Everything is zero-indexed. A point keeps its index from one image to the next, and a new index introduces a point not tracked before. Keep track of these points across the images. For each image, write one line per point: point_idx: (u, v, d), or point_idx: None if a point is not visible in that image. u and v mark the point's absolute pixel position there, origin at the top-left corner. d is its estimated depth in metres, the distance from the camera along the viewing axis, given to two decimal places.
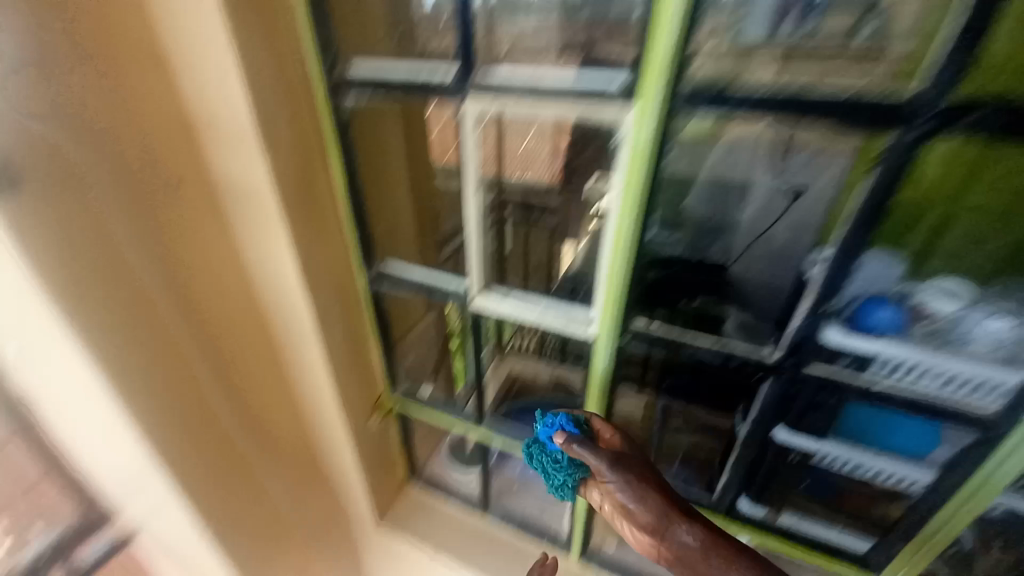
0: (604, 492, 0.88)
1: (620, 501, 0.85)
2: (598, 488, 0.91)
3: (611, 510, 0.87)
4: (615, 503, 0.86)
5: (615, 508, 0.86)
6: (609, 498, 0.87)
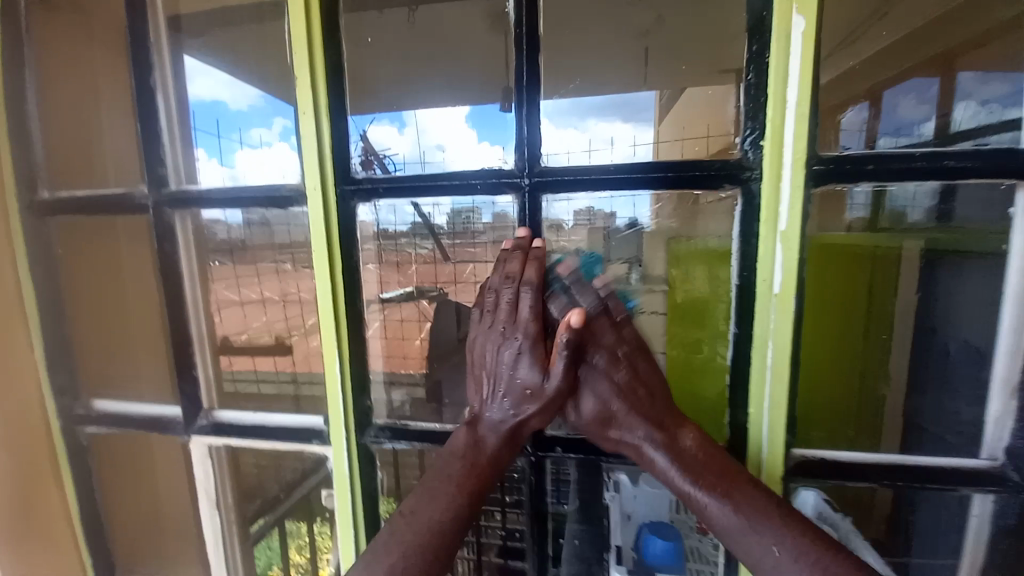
0: (510, 276, 0.56)
1: (509, 348, 0.56)
2: (540, 261, 0.55)
3: (483, 305, 0.58)
4: (531, 307, 0.54)
5: (523, 356, 0.55)
6: (521, 361, 0.55)
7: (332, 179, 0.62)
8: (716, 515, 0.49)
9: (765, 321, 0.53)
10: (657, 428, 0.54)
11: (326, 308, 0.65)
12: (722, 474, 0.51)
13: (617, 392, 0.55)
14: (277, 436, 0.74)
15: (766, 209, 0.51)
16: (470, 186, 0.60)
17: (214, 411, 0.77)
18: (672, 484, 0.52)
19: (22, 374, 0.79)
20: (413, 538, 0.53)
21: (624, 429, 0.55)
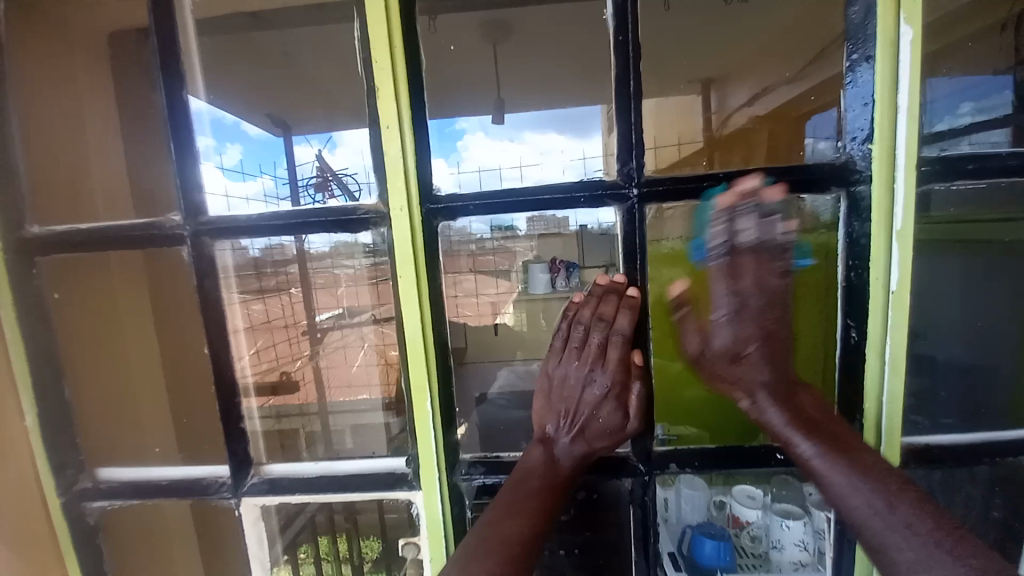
0: (600, 316, 0.61)
1: (593, 387, 0.63)
2: (632, 303, 0.61)
3: (567, 342, 0.64)
4: (620, 354, 0.61)
5: (605, 398, 0.62)
6: (605, 403, 0.62)
7: (418, 197, 0.58)
8: (823, 474, 0.54)
9: (881, 315, 0.57)
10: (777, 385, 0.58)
11: (415, 337, 0.61)
12: (836, 437, 0.56)
13: (762, 337, 0.57)
14: (349, 485, 0.68)
15: (880, 209, 0.56)
16: (573, 199, 0.59)
17: (263, 466, 0.72)
18: (785, 447, 0.57)
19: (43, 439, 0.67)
20: (491, 541, 0.56)
21: (748, 372, 0.59)
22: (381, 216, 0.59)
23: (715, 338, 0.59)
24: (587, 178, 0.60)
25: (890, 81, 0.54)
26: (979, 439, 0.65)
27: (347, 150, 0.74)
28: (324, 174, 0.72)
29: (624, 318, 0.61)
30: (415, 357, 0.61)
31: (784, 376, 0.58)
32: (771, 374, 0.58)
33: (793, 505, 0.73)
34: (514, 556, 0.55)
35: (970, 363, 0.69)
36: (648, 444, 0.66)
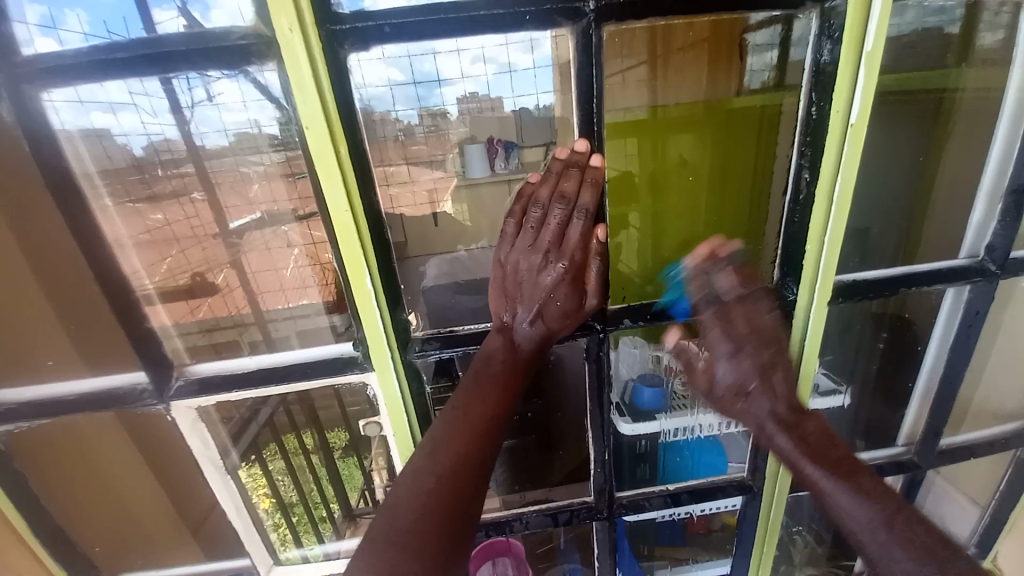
0: (561, 195, 0.56)
1: (550, 274, 0.60)
2: (596, 180, 0.56)
3: (523, 225, 0.59)
4: (581, 230, 0.57)
5: (563, 280, 0.60)
6: (561, 286, 0.60)
7: (313, 17, 0.47)
8: (829, 493, 0.62)
9: (835, 154, 0.56)
10: (784, 418, 0.67)
11: (340, 212, 0.53)
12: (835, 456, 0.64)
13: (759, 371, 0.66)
14: (295, 376, 0.64)
15: (852, 27, 0.51)
16: (516, 17, 0.50)
17: (187, 368, 0.65)
18: (787, 456, 0.66)
19: None
20: (457, 426, 0.58)
21: (753, 404, 0.69)
22: (265, 43, 0.48)
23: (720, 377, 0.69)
24: None
25: None
26: (901, 273, 0.70)
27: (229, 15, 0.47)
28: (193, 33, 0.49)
29: (586, 197, 0.56)
30: (344, 231, 0.54)
31: (787, 399, 0.68)
32: (779, 404, 0.67)
33: None
34: (480, 434, 0.59)
35: (885, 201, 0.75)
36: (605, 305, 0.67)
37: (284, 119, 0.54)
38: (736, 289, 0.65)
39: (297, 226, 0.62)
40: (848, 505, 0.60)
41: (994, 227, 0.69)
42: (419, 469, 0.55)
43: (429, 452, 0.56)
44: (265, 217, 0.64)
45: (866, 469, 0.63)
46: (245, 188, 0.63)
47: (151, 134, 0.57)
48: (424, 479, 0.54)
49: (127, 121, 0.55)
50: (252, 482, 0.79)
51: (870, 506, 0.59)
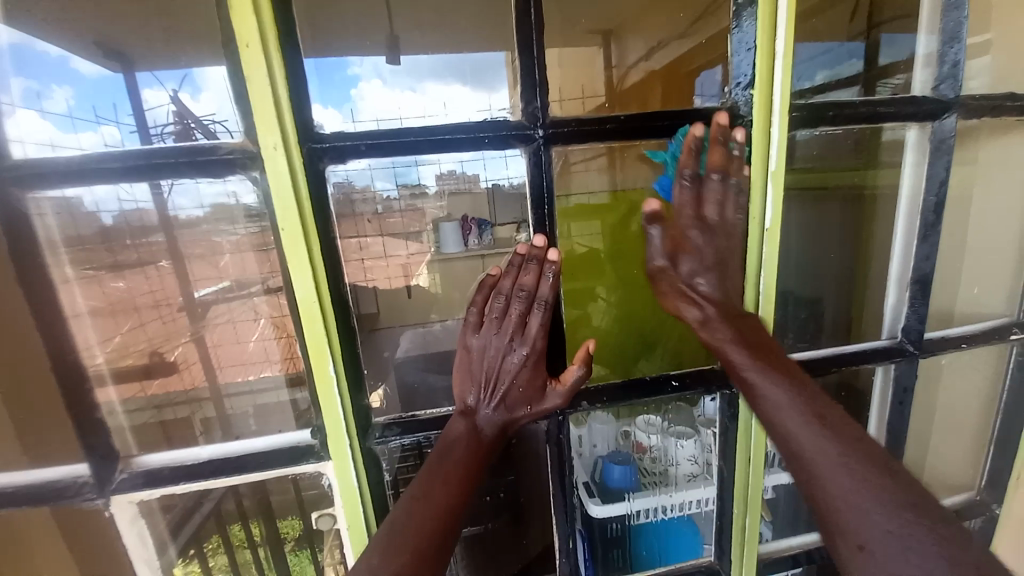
0: (521, 288, 0.61)
1: (513, 356, 0.63)
2: (553, 274, 0.61)
3: (485, 314, 0.63)
4: (542, 321, 0.61)
5: (524, 366, 0.63)
6: (523, 371, 0.63)
7: (295, 136, 0.53)
8: (790, 428, 0.59)
9: (757, 252, 0.65)
10: (737, 331, 0.63)
11: (308, 299, 0.56)
12: (788, 373, 0.62)
13: (714, 264, 0.64)
14: (250, 466, 0.62)
15: (758, 153, 0.61)
16: (477, 139, 0.58)
17: (135, 459, 0.62)
18: (739, 378, 0.63)
19: None
20: (416, 516, 0.57)
21: (723, 345, 0.63)
22: (249, 156, 0.54)
23: (687, 309, 0.65)
24: (491, 118, 0.59)
25: (765, 36, 0.58)
26: (830, 355, 0.77)
27: (214, 97, 0.56)
28: (182, 122, 0.55)
29: (546, 286, 0.61)
30: (310, 319, 0.57)
31: (729, 296, 0.65)
32: (725, 293, 0.65)
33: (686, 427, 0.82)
34: (439, 525, 0.57)
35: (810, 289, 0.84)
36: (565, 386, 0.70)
37: (261, 192, 0.55)
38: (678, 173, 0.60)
39: (265, 298, 0.64)
40: (833, 476, 0.55)
41: (906, 311, 0.78)
42: (375, 570, 0.52)
43: (386, 548, 0.54)
44: (232, 285, 0.66)
45: (871, 443, 0.57)
46: (214, 259, 0.66)
47: (125, 207, 0.58)
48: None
49: (99, 194, 0.56)
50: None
51: (846, 464, 0.55)
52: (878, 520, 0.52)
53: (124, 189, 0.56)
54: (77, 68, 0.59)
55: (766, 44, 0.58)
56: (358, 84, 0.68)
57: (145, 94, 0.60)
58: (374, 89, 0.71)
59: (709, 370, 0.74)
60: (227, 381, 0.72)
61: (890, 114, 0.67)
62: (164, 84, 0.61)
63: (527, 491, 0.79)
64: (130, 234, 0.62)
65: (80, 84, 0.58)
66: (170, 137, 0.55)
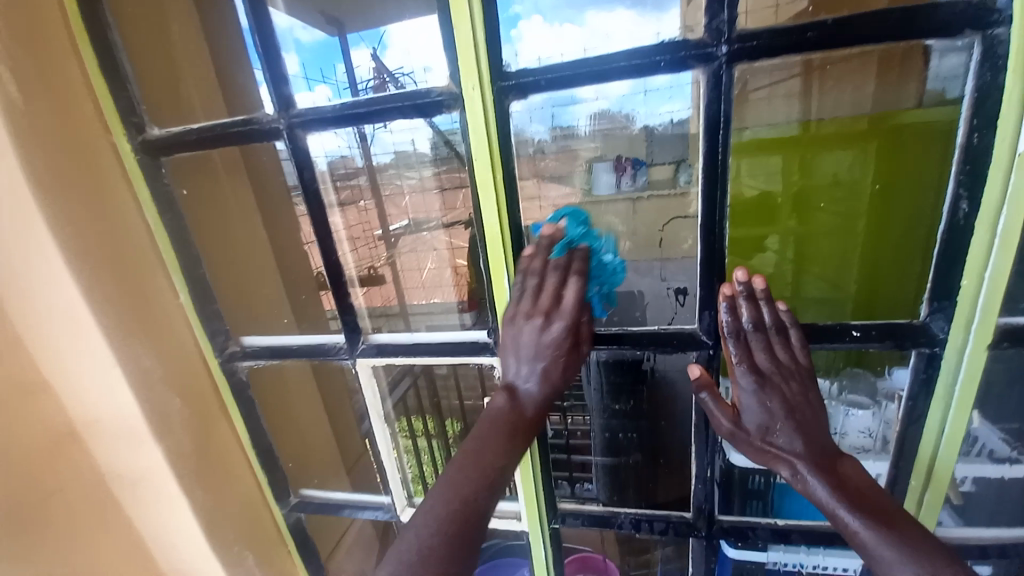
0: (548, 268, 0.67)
1: (545, 339, 0.67)
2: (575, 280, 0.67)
3: (522, 296, 0.68)
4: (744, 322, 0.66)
5: (563, 335, 0.67)
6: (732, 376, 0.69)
7: (488, 77, 0.62)
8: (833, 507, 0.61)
9: (999, 183, 0.54)
10: (780, 389, 0.65)
11: (492, 222, 0.67)
12: (813, 427, 0.65)
13: (764, 329, 0.65)
14: (444, 352, 0.80)
15: (1019, 57, 0.49)
16: (651, 64, 0.59)
17: (369, 335, 0.85)
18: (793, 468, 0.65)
19: (202, 308, 0.84)
20: (466, 468, 0.63)
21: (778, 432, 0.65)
22: (453, 98, 0.64)
23: (757, 354, 0.66)
24: (668, 40, 0.58)
25: None
26: None
27: (399, 53, 0.79)
28: (381, 76, 0.78)
29: (575, 265, 0.68)
30: (493, 239, 0.68)
31: (778, 363, 0.65)
32: (750, 359, 0.66)
33: (863, 397, 0.77)
34: (485, 484, 0.63)
35: None
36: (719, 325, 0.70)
37: (436, 137, 0.72)
38: (754, 317, 0.65)
39: (441, 230, 0.95)
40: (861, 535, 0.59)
41: None
42: (429, 514, 0.60)
43: (443, 501, 0.61)
44: (410, 222, 1.04)
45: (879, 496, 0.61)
46: (398, 200, 1.01)
47: (332, 154, 0.81)
48: (433, 522, 0.59)
49: (328, 143, 0.78)
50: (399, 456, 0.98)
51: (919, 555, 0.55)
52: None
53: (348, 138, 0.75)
54: (298, 35, 0.82)
55: None
56: (518, 24, 0.67)
57: (354, 53, 0.84)
58: (534, 29, 0.68)
59: (907, 328, 0.63)
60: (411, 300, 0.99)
61: None
62: (365, 44, 0.84)
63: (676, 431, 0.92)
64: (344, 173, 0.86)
65: (306, 50, 0.81)
66: (371, 87, 0.78)
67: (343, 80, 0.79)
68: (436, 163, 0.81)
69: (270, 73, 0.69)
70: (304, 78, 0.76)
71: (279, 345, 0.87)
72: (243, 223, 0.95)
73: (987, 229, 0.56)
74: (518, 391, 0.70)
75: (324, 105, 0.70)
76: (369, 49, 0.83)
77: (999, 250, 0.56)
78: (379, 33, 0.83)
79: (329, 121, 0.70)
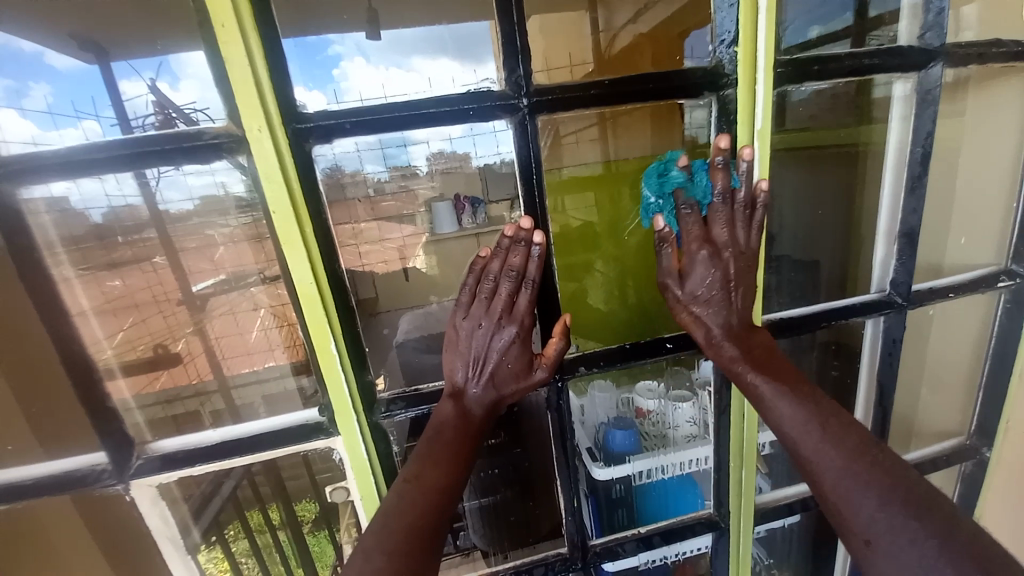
0: (510, 269, 0.63)
1: (499, 344, 0.65)
2: (539, 254, 0.63)
3: (476, 295, 0.65)
4: (507, 278, 0.63)
5: (513, 343, 0.65)
6: (513, 349, 0.66)
7: (279, 118, 0.54)
8: (770, 400, 0.66)
9: (746, 211, 0.68)
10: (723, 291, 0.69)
11: (305, 282, 0.58)
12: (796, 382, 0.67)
13: (519, 278, 0.63)
14: (259, 445, 0.66)
15: (744, 112, 0.64)
16: (460, 112, 0.59)
17: (149, 445, 0.67)
18: (733, 364, 0.69)
19: None
20: (414, 499, 0.59)
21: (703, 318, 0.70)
22: (235, 140, 0.55)
23: (520, 299, 0.64)
24: (473, 90, 0.60)
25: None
26: (820, 309, 0.80)
27: (193, 86, 0.58)
28: (164, 112, 0.57)
29: (509, 265, 0.63)
30: (310, 302, 0.59)
31: (531, 306, 0.65)
32: (517, 311, 0.64)
33: (684, 390, 0.86)
34: (434, 506, 0.59)
35: (804, 252, 0.85)
36: (549, 296, 0.71)
37: (247, 179, 0.58)
38: (518, 267, 0.63)
39: (263, 288, 0.68)
40: (838, 481, 0.61)
41: (894, 264, 0.81)
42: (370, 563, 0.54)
43: (380, 554, 0.55)
44: (228, 279, 0.70)
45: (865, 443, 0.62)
46: (210, 252, 0.68)
47: (113, 203, 0.61)
48: (375, 557, 0.55)
49: (87, 188, 0.58)
50: (212, 569, 0.79)
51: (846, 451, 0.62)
52: (866, 504, 0.59)
53: (110, 184, 0.59)
54: (52, 62, 0.60)
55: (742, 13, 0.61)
56: (341, 63, 0.66)
57: (125, 85, 0.60)
58: (359, 69, 0.68)
59: None
60: (234, 372, 0.73)
61: (878, 66, 0.70)
62: (140, 73, 0.61)
63: (535, 464, 0.84)
64: (122, 231, 0.64)
65: (57, 79, 0.59)
66: (152, 126, 0.57)
67: (106, 117, 0.58)
68: (248, 208, 0.62)
69: None
70: (47, 113, 0.57)
71: (14, 483, 0.66)
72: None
73: (741, 246, 0.70)
74: (463, 393, 0.67)
75: (46, 157, 0.54)
76: (143, 78, 0.61)
77: (754, 261, 0.70)
78: (159, 58, 0.61)
79: (60, 176, 0.55)
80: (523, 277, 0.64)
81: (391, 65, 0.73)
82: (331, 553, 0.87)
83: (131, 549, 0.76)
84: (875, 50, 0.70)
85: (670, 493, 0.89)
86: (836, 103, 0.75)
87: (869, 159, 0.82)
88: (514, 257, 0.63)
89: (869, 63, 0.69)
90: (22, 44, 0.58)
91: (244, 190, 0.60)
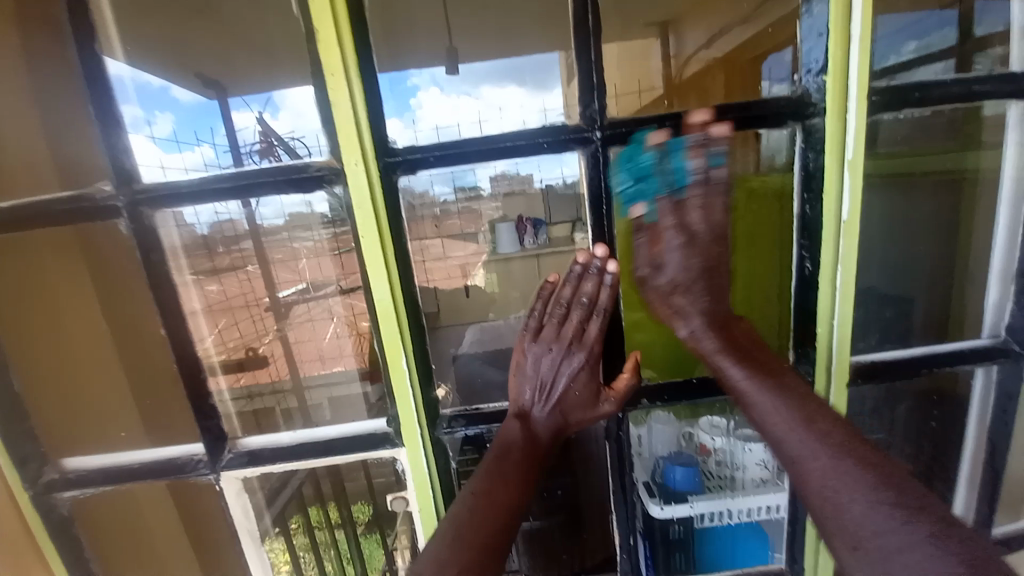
0: (582, 296, 0.64)
1: (567, 369, 0.65)
2: (612, 283, 0.64)
3: (545, 320, 0.66)
4: (580, 306, 0.64)
5: (582, 369, 0.65)
6: (580, 376, 0.66)
7: (372, 152, 0.59)
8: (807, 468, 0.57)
9: (833, 247, 0.63)
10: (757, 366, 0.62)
11: (384, 300, 0.62)
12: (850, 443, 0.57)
13: (591, 305, 0.64)
14: (332, 450, 0.71)
15: (832, 141, 0.60)
16: (534, 144, 0.61)
17: (239, 441, 0.73)
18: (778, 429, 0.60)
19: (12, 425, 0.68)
20: (484, 516, 0.59)
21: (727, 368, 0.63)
22: (335, 173, 0.60)
23: (591, 325, 0.64)
24: (549, 123, 0.62)
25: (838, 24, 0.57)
26: (916, 355, 0.72)
27: (290, 116, 0.67)
28: (268, 139, 0.67)
29: (581, 293, 0.64)
30: (386, 318, 0.63)
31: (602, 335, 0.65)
32: (588, 338, 0.64)
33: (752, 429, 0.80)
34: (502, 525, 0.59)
35: (895, 289, 0.78)
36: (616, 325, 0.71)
37: (334, 201, 0.62)
38: (589, 295, 0.64)
39: (341, 298, 0.74)
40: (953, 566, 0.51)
41: (1011, 309, 0.71)
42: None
43: (456, 566, 0.56)
44: (308, 287, 0.80)
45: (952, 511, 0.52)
46: (296, 265, 0.80)
47: (219, 216, 0.68)
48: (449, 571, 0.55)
49: (201, 210, 0.66)
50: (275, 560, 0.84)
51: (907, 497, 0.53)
52: None
53: (221, 203, 0.65)
54: (173, 96, 0.73)
55: (831, 42, 0.58)
56: (418, 94, 0.71)
57: (237, 116, 0.72)
58: (433, 98, 0.73)
59: None
60: (307, 374, 0.88)
61: (987, 93, 0.63)
62: (249, 106, 0.74)
63: (588, 496, 0.82)
64: (222, 242, 0.75)
65: (178, 110, 0.71)
66: (257, 153, 0.67)
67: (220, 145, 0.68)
68: (332, 225, 0.66)
69: (108, 139, 0.61)
70: (172, 141, 0.68)
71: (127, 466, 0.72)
72: (69, 310, 0.73)
73: (826, 282, 0.65)
74: (529, 415, 0.67)
75: (178, 182, 0.62)
76: (251, 110, 0.73)
77: (842, 299, 0.65)
78: (267, 95, 0.72)
79: (190, 190, 0.61)
80: (593, 306, 0.64)
81: (460, 93, 0.79)
82: (382, 557, 0.94)
83: (211, 534, 0.82)
84: (987, 75, 0.63)
85: (737, 544, 0.83)
86: (941, 129, 0.69)
87: (979, 190, 0.73)
88: (587, 285, 0.64)
89: (980, 89, 0.63)
90: (153, 80, 0.71)
91: (326, 214, 0.65)
